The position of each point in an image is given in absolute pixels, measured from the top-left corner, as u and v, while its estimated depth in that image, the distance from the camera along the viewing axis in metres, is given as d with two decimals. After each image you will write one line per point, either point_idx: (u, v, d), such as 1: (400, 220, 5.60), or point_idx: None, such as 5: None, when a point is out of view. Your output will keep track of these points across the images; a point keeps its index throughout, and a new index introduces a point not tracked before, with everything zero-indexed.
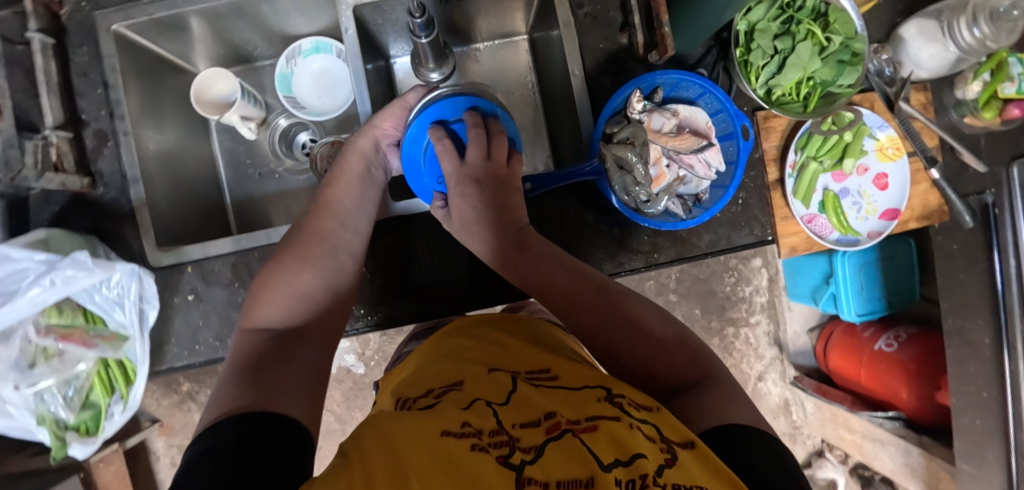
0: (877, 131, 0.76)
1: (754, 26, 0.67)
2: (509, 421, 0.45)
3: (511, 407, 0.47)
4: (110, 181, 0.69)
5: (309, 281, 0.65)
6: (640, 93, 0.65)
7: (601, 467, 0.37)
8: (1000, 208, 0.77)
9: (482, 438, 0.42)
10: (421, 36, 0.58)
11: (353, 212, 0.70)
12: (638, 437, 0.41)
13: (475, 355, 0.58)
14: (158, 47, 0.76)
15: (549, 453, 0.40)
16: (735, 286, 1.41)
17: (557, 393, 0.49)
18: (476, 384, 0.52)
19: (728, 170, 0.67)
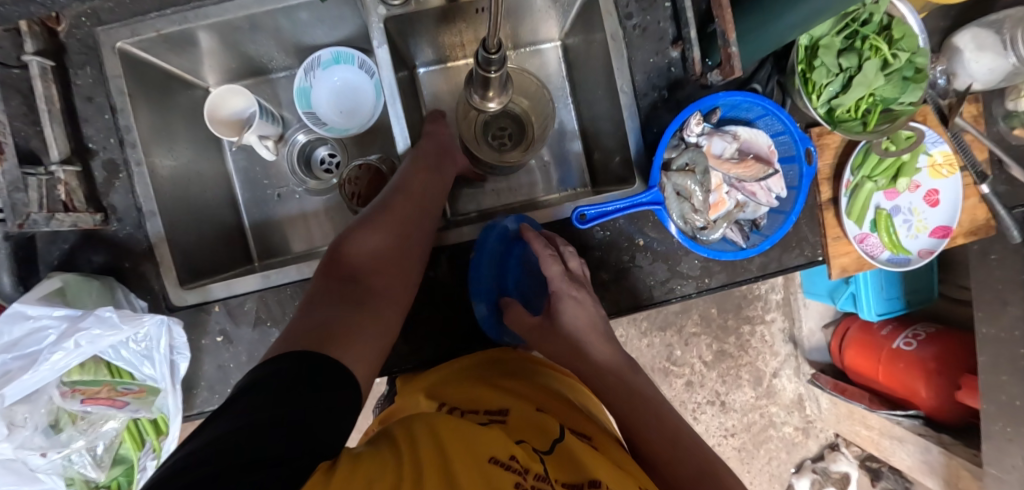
0: (932, 146, 0.74)
1: (818, 41, 0.64)
2: (553, 474, 0.41)
3: (556, 461, 0.43)
4: (124, 216, 0.64)
5: (380, 242, 0.60)
6: (700, 115, 0.62)
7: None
8: None
9: (527, 478, 0.37)
10: (491, 72, 0.51)
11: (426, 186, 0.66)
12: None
13: (526, 396, 0.55)
14: (165, 63, 0.70)
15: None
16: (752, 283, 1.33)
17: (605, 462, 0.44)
18: (524, 430, 0.47)
19: (789, 195, 0.65)
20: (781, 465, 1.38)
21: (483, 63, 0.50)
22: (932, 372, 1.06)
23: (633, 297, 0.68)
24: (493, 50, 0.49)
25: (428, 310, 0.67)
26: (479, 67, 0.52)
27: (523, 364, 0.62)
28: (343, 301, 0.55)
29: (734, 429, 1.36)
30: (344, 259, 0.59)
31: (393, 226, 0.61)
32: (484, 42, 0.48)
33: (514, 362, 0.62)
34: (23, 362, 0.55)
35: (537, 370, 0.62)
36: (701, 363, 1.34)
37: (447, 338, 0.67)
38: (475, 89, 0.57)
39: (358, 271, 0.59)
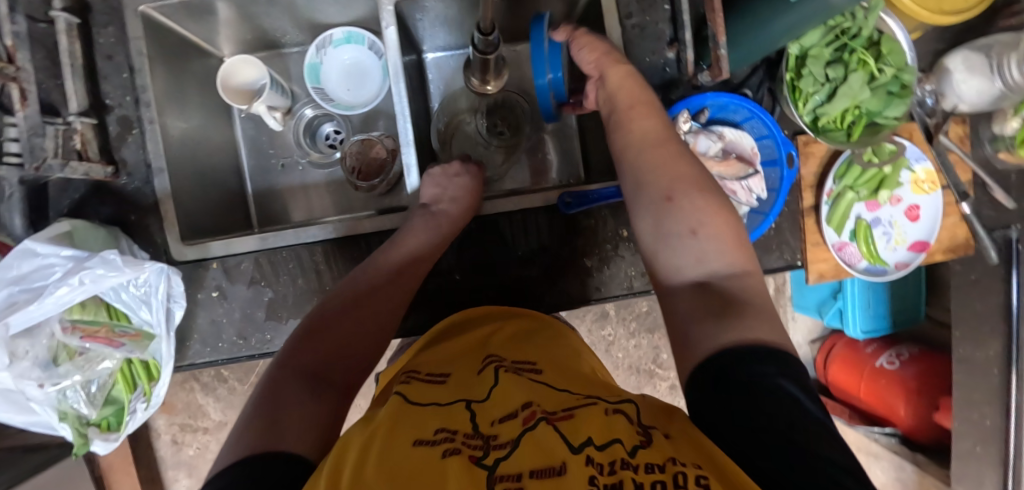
0: (915, 162, 0.75)
1: (807, 51, 0.67)
2: (487, 421, 0.42)
3: (490, 403, 0.44)
4: (133, 170, 0.67)
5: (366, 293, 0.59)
6: (687, 114, 0.65)
7: (574, 452, 0.36)
8: None
9: (458, 440, 0.39)
10: (488, 53, 0.54)
11: (390, 259, 0.62)
12: (627, 428, 0.39)
13: (465, 354, 0.55)
14: (185, 30, 0.73)
15: (521, 452, 0.37)
16: None
17: (534, 386, 0.47)
18: (458, 386, 0.48)
19: (768, 197, 0.67)
20: None
21: (481, 45, 0.53)
22: (913, 393, 1.09)
23: (614, 287, 0.71)
24: (488, 31, 0.52)
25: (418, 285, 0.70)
26: (477, 51, 0.54)
27: (473, 318, 0.61)
28: (316, 382, 0.50)
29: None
30: (309, 338, 0.54)
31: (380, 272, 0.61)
32: (477, 25, 0.50)
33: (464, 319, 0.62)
34: (30, 295, 0.58)
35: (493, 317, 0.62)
36: None
37: (432, 313, 0.70)
38: (472, 74, 0.60)
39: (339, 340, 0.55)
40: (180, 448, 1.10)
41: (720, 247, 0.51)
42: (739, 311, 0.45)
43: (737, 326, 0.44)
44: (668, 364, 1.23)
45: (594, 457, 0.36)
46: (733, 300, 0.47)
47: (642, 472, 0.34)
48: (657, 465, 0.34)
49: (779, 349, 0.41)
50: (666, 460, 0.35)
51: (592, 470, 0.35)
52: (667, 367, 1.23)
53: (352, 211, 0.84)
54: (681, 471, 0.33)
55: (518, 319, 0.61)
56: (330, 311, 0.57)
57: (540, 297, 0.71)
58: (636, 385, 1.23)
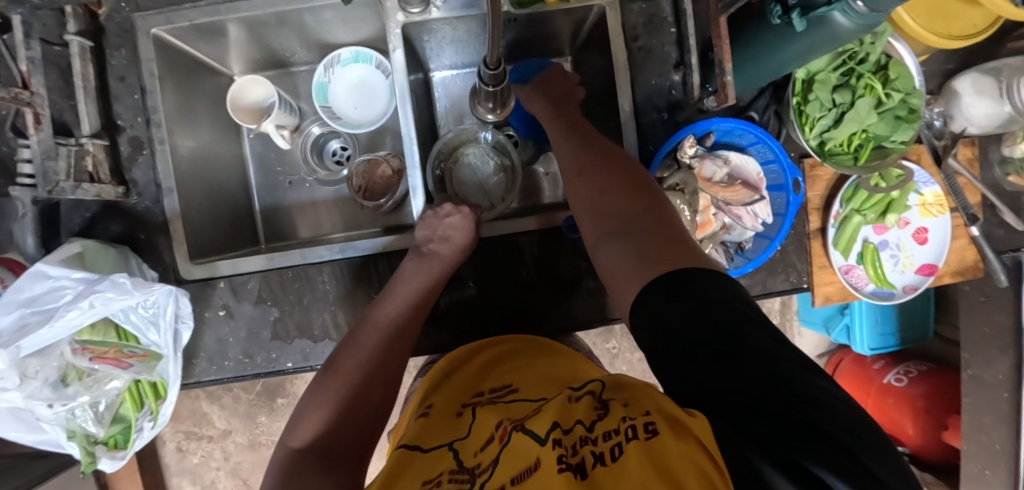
0: (922, 186, 0.75)
1: (814, 76, 0.67)
2: (467, 457, 0.43)
3: (472, 437, 0.46)
4: (143, 190, 0.68)
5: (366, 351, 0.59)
6: (693, 139, 0.64)
7: (542, 443, 0.38)
8: None
9: (443, 481, 0.40)
10: (490, 83, 0.54)
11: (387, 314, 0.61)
12: (587, 406, 0.41)
13: (454, 391, 0.55)
14: (196, 52, 0.74)
15: (502, 465, 0.39)
16: None
17: (513, 406, 0.48)
18: (439, 426, 0.49)
19: (774, 221, 0.67)
20: None
21: (485, 77, 0.54)
22: (921, 411, 1.08)
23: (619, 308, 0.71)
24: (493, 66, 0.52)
25: None
26: (486, 82, 0.55)
27: (462, 351, 0.60)
28: (322, 462, 0.52)
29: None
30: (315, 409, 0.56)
31: (380, 324, 0.61)
32: (483, 59, 0.51)
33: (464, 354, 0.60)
34: (40, 317, 0.58)
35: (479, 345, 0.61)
36: None
37: (436, 332, 0.71)
38: (480, 101, 0.60)
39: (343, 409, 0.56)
40: (185, 457, 1.11)
41: (633, 198, 0.52)
42: (660, 244, 0.47)
43: (654, 260, 0.45)
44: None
45: (558, 438, 0.37)
46: (653, 237, 0.48)
47: (601, 442, 0.37)
48: (615, 429, 0.37)
49: (705, 269, 0.42)
50: (620, 422, 0.37)
51: (559, 448, 0.37)
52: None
53: (357, 228, 0.84)
54: (631, 425, 0.36)
55: (502, 343, 0.61)
56: (326, 377, 0.58)
57: (543, 317, 0.71)
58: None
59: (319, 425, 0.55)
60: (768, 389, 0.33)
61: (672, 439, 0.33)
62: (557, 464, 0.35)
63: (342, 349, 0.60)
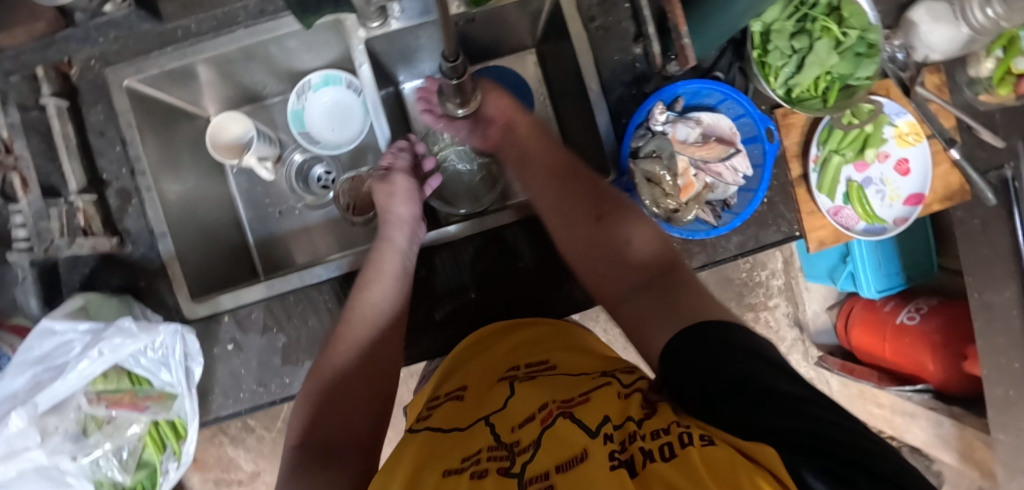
0: (895, 118, 0.76)
1: (769, 26, 0.68)
2: (504, 431, 0.44)
3: (507, 413, 0.46)
4: (137, 238, 0.69)
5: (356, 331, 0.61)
6: (662, 104, 0.66)
7: (592, 436, 0.37)
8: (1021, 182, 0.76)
9: (481, 458, 0.41)
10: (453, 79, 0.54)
11: (379, 306, 0.63)
12: (639, 406, 0.41)
13: (486, 374, 0.56)
14: (172, 97, 0.76)
15: (545, 448, 0.38)
16: (751, 271, 1.32)
17: (552, 382, 0.49)
18: (470, 409, 0.50)
19: (754, 173, 0.67)
20: None
21: (448, 72, 0.53)
22: (937, 345, 1.07)
23: None
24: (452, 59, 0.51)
25: (420, 305, 0.71)
26: (448, 74, 0.54)
27: (486, 334, 0.62)
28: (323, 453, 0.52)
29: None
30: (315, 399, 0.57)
31: (369, 312, 0.62)
32: (442, 54, 0.51)
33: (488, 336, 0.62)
34: (53, 373, 0.61)
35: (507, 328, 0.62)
36: None
37: (443, 333, 0.71)
38: (447, 99, 0.60)
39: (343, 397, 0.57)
40: None
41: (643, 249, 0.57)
42: (675, 291, 0.51)
43: (686, 316, 0.46)
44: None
45: (609, 435, 0.37)
46: (670, 287, 0.52)
47: (651, 440, 0.36)
48: (666, 428, 0.36)
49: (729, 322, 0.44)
50: (673, 424, 0.37)
51: (609, 444, 0.36)
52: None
53: (353, 247, 0.86)
54: (687, 432, 0.35)
55: (527, 328, 0.62)
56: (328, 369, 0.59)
57: (546, 305, 0.71)
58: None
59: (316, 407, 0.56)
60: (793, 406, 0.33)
61: (726, 455, 0.32)
62: (608, 462, 0.34)
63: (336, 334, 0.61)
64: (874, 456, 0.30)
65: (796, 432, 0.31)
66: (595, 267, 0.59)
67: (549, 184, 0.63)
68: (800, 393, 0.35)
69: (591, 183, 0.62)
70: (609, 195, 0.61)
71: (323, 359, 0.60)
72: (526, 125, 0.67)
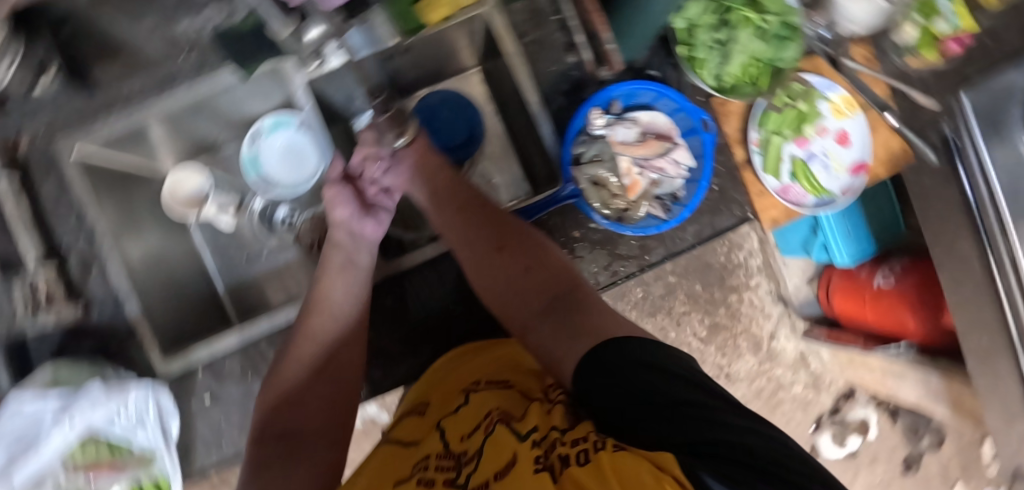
0: (828, 92, 0.79)
1: (692, 22, 0.73)
2: (452, 442, 0.48)
3: (457, 426, 0.50)
4: (102, 304, 0.69)
5: (319, 324, 0.64)
6: (599, 110, 0.70)
7: (522, 441, 0.41)
8: (962, 141, 0.74)
9: (429, 466, 0.44)
10: None
11: (342, 301, 0.64)
12: (563, 418, 0.45)
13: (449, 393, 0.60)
14: (123, 157, 0.76)
15: (486, 456, 0.41)
16: (730, 254, 1.18)
17: (505, 397, 0.54)
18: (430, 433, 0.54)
19: (696, 164, 0.70)
20: (799, 426, 1.36)
21: None
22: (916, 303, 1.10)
23: None
24: None
25: (392, 333, 0.71)
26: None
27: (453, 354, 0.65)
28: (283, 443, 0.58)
29: (746, 398, 1.33)
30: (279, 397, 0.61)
31: (330, 311, 0.64)
32: None
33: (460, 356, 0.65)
34: (31, 443, 0.66)
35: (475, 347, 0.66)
36: (696, 340, 1.25)
37: (418, 358, 0.72)
38: None
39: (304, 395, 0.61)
40: None
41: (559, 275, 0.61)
42: (584, 316, 0.56)
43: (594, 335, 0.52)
44: (678, 340, 1.24)
45: (536, 441, 0.41)
46: (581, 314, 0.57)
47: (571, 446, 0.39)
48: (584, 438, 0.40)
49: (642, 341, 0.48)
50: (590, 434, 0.40)
51: (536, 450, 0.40)
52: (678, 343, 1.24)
53: None
54: (603, 438, 0.38)
55: (494, 347, 0.65)
56: (295, 366, 0.62)
57: None
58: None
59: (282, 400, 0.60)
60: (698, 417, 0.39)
61: (635, 459, 0.34)
62: (534, 465, 0.37)
63: (301, 330, 0.64)
64: (764, 451, 0.36)
65: (703, 441, 0.37)
66: (516, 296, 0.63)
67: (471, 223, 0.67)
68: (704, 401, 0.40)
69: (505, 219, 0.66)
70: (513, 226, 0.65)
71: (288, 354, 0.63)
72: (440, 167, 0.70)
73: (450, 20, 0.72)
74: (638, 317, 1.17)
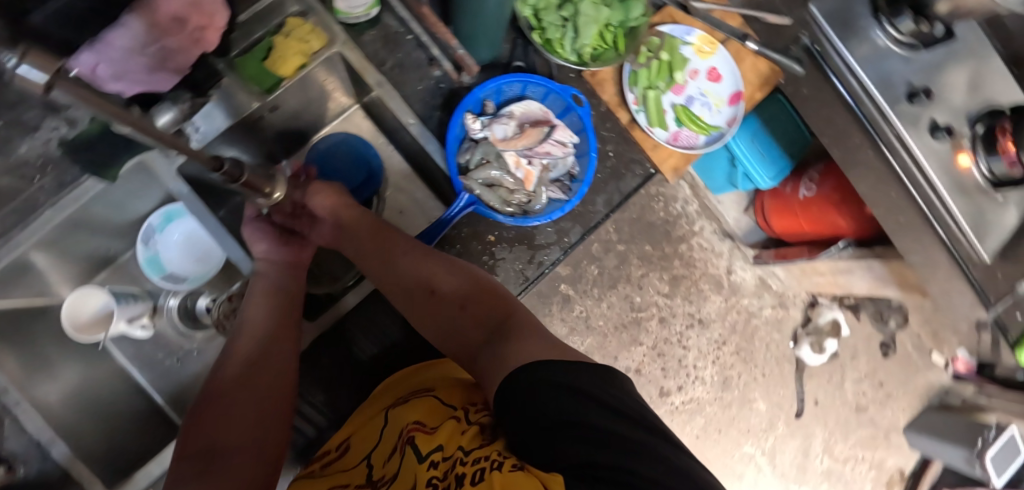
0: (687, 37, 0.81)
1: (537, 7, 0.74)
2: (375, 470, 0.53)
3: (380, 454, 0.55)
4: (27, 457, 0.65)
5: (243, 345, 0.61)
6: (471, 114, 0.70)
7: (421, 461, 0.48)
8: (821, 45, 0.67)
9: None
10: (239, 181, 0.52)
11: (264, 323, 0.63)
12: (472, 437, 0.50)
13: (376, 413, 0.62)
14: (12, 299, 0.69)
15: (398, 481, 0.48)
16: (668, 208, 1.21)
17: (428, 406, 0.58)
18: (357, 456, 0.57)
19: (580, 138, 0.72)
20: (780, 346, 1.30)
21: (231, 176, 0.51)
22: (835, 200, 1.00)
23: (513, 288, 0.77)
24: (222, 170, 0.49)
25: (352, 381, 0.77)
26: (226, 182, 0.52)
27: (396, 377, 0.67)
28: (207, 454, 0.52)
29: (724, 337, 1.27)
30: (208, 407, 0.56)
31: (254, 333, 0.62)
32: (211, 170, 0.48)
33: (403, 378, 0.67)
34: None
35: (411, 371, 0.67)
36: (662, 297, 1.22)
37: None
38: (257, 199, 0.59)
39: (234, 402, 0.56)
40: None
41: (488, 302, 0.64)
42: (519, 333, 0.58)
43: (516, 356, 0.52)
44: (644, 304, 1.21)
45: (436, 461, 0.48)
46: (514, 332, 0.59)
47: (467, 466, 0.45)
48: (485, 457, 0.46)
49: (586, 362, 0.50)
50: (493, 453, 0.46)
51: (435, 470, 0.47)
52: (645, 307, 1.21)
53: None
54: (500, 462, 0.44)
55: (428, 370, 0.68)
56: (223, 382, 0.58)
57: None
58: (631, 338, 1.21)
59: (206, 409, 0.55)
60: (615, 450, 0.41)
61: (525, 482, 0.40)
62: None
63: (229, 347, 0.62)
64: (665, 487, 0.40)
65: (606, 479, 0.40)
66: (447, 327, 0.64)
67: (392, 262, 0.66)
68: (629, 434, 0.44)
69: (428, 252, 0.67)
70: (436, 262, 0.66)
71: (215, 372, 0.60)
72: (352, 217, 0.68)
73: (304, 67, 0.70)
74: (601, 293, 1.17)
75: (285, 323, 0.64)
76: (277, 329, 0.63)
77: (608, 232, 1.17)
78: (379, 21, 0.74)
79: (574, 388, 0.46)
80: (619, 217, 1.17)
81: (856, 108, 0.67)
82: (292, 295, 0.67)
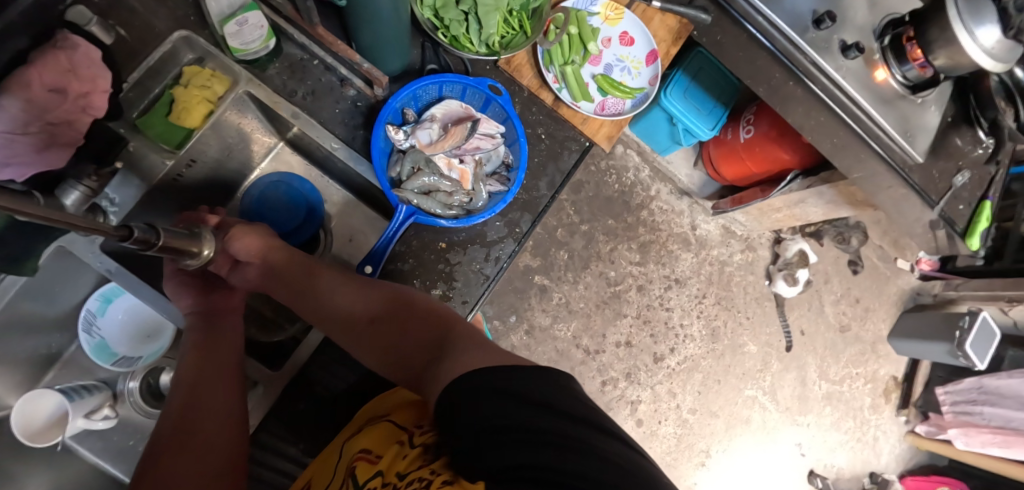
0: (591, 8, 0.82)
1: (435, 6, 0.72)
2: None
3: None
4: None
5: (175, 401, 0.57)
6: (392, 126, 0.68)
7: None
8: None
9: None
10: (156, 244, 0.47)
11: (198, 376, 0.59)
12: (414, 460, 0.47)
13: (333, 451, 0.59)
14: None
15: None
16: (621, 179, 1.22)
17: (381, 433, 0.55)
18: None
19: (507, 126, 0.73)
20: (757, 287, 1.32)
21: (144, 242, 0.46)
22: (776, 137, 1.01)
23: (476, 290, 0.76)
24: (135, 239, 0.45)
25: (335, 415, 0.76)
26: (143, 248, 0.47)
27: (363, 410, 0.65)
28: None
29: (703, 291, 1.28)
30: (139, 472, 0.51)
31: (187, 388, 0.58)
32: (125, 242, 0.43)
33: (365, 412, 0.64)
34: None
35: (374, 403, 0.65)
36: (635, 267, 1.23)
37: None
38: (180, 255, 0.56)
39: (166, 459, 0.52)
40: None
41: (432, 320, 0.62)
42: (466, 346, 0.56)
43: (461, 369, 0.51)
44: (620, 277, 1.22)
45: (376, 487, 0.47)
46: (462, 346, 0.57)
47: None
48: (421, 477, 0.44)
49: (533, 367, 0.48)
50: (428, 471, 0.43)
51: None
52: (621, 280, 1.22)
53: None
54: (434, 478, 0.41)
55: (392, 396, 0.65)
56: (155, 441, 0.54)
57: None
58: (614, 313, 1.21)
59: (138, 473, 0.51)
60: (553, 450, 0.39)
61: None
62: None
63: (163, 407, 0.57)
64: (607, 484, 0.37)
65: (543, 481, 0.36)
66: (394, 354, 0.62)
67: (334, 302, 0.65)
68: (573, 434, 0.41)
69: (371, 284, 0.66)
70: (380, 291, 0.65)
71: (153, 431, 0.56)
72: (283, 259, 0.67)
73: (212, 113, 0.67)
74: (575, 276, 1.18)
75: (221, 372, 0.60)
76: (211, 379, 0.59)
77: (569, 215, 1.18)
78: (280, 52, 0.72)
79: (515, 393, 0.45)
80: (577, 197, 1.18)
81: (769, 42, 0.66)
82: (229, 344, 0.63)
